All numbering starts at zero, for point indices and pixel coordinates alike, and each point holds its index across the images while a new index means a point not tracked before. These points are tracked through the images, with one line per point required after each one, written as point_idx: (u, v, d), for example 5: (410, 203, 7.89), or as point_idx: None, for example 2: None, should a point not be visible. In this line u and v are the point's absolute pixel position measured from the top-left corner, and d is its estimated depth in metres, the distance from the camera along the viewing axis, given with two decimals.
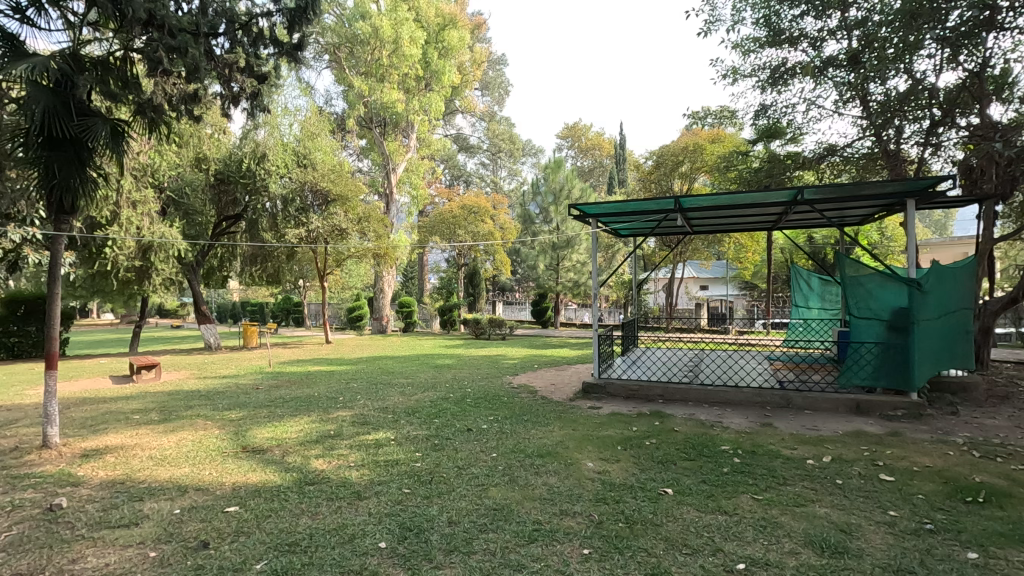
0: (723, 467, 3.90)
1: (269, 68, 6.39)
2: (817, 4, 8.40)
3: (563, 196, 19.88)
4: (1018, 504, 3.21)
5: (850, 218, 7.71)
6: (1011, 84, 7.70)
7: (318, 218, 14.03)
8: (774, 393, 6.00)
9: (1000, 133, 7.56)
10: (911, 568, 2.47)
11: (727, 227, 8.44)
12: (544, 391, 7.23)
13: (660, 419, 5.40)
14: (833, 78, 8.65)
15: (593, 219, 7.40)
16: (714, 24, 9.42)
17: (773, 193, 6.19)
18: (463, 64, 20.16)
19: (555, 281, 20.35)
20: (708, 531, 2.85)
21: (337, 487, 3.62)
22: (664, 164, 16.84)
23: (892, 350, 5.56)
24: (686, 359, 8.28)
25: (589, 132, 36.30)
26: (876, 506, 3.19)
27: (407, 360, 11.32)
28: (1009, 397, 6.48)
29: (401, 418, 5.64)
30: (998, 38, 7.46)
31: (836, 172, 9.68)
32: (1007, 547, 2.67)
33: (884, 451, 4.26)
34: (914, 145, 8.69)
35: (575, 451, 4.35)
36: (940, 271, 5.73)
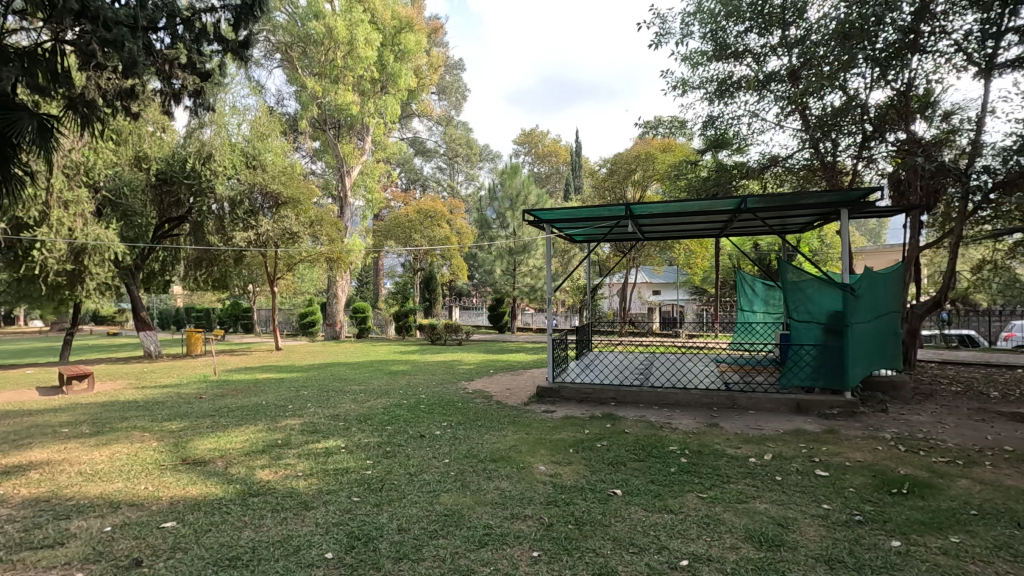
0: (670, 467, 4.01)
1: (215, 66, 6.22)
2: (760, 21, 8.82)
3: (520, 202, 19.99)
4: (938, 494, 3.44)
5: (791, 226, 8.06)
6: (934, 104, 8.26)
7: (269, 221, 13.76)
8: (720, 394, 6.20)
9: (924, 148, 8.12)
10: (842, 558, 2.60)
11: (677, 234, 8.67)
12: (499, 396, 7.24)
13: (612, 421, 5.50)
14: (775, 93, 9.07)
15: (548, 224, 7.45)
16: (665, 37, 9.75)
17: (719, 201, 6.40)
18: (419, 68, 20.01)
19: (512, 286, 20.40)
20: (655, 529, 2.92)
21: (282, 498, 3.50)
22: (617, 171, 17.27)
23: (829, 351, 5.87)
24: (638, 363, 8.45)
25: (546, 139, 36.77)
26: (812, 500, 3.35)
27: (361, 366, 11.12)
28: (933, 394, 6.93)
29: (352, 425, 5.53)
30: (922, 60, 8.02)
31: (779, 182, 10.12)
32: (926, 534, 2.86)
33: (819, 448, 4.48)
34: (849, 158, 9.19)
35: (528, 455, 4.38)
36: (873, 277, 6.08)
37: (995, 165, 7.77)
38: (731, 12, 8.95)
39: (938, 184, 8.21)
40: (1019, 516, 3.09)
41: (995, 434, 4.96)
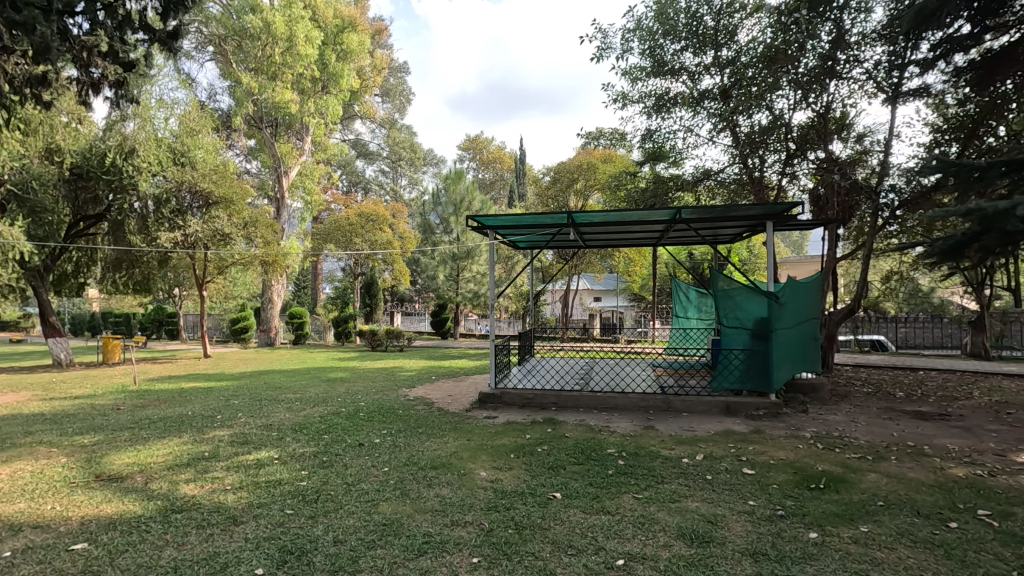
0: (608, 469, 4.10)
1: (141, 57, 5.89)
2: (695, 41, 9.27)
3: (464, 208, 19.96)
4: (850, 488, 3.70)
5: (723, 237, 8.47)
6: (848, 127, 8.95)
7: (198, 221, 13.00)
8: (656, 397, 6.41)
9: (840, 167, 8.77)
10: (764, 551, 2.75)
11: (616, 242, 8.92)
12: (441, 403, 7.17)
13: (553, 425, 5.58)
14: (708, 110, 9.54)
15: (491, 230, 7.47)
16: (606, 51, 10.06)
17: (656, 211, 6.64)
18: (362, 70, 19.64)
19: (455, 292, 20.31)
20: (593, 531, 2.99)
21: (209, 513, 3.32)
22: (560, 180, 17.60)
23: (756, 355, 6.21)
24: (578, 368, 8.61)
25: (490, 146, 37.00)
26: (739, 497, 3.53)
27: (296, 374, 10.71)
28: (847, 395, 7.47)
29: (286, 435, 5.32)
30: (839, 85, 8.67)
31: (711, 195, 10.63)
32: (840, 526, 3.07)
33: (747, 447, 4.72)
34: (775, 173, 9.78)
35: (469, 461, 4.37)
36: (795, 285, 6.49)
37: (901, 184, 8.50)
38: (668, 30, 9.33)
39: (852, 201, 8.89)
40: (920, 505, 3.38)
41: (901, 431, 5.41)
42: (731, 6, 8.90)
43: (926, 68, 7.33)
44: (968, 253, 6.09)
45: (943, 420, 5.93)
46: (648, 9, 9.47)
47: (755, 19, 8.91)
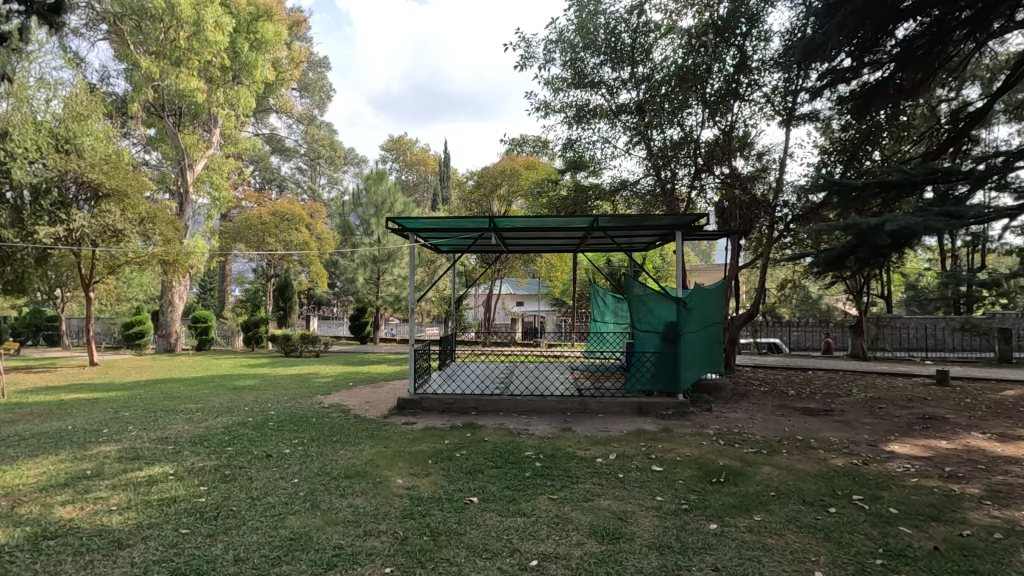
0: (525, 472, 4.16)
1: (27, 27, 5.48)
2: (613, 56, 9.68)
3: (385, 209, 19.52)
4: (746, 480, 3.99)
5: (637, 245, 8.86)
6: (750, 145, 9.68)
7: (85, 215, 11.80)
8: (573, 400, 6.56)
9: (741, 182, 9.47)
10: (670, 543, 2.89)
11: (537, 248, 9.06)
12: (357, 410, 6.93)
13: (472, 430, 5.57)
14: (624, 123, 9.96)
15: (412, 233, 7.34)
16: (529, 61, 10.25)
17: (574, 219, 6.82)
18: (278, 61, 18.74)
19: (375, 295, 19.80)
20: (508, 533, 3.01)
21: (90, 538, 3.00)
22: (484, 184, 17.74)
23: (665, 357, 6.54)
24: (499, 372, 8.64)
25: (414, 147, 36.55)
26: (648, 493, 3.69)
27: (198, 382, 9.94)
28: (746, 394, 8.04)
29: (184, 449, 4.93)
30: (742, 107, 9.36)
31: (628, 205, 11.11)
32: (737, 516, 3.29)
33: (656, 446, 4.96)
34: (685, 186, 10.38)
35: (385, 468, 4.26)
36: (702, 291, 6.91)
37: (793, 200, 9.37)
38: (588, 44, 9.65)
39: (753, 214, 9.63)
40: (805, 493, 3.70)
41: (791, 426, 5.90)
42: (647, 25, 9.38)
43: (814, 95, 8.09)
44: (847, 264, 6.77)
45: (827, 415, 6.53)
46: (570, 22, 9.75)
47: (668, 39, 9.45)
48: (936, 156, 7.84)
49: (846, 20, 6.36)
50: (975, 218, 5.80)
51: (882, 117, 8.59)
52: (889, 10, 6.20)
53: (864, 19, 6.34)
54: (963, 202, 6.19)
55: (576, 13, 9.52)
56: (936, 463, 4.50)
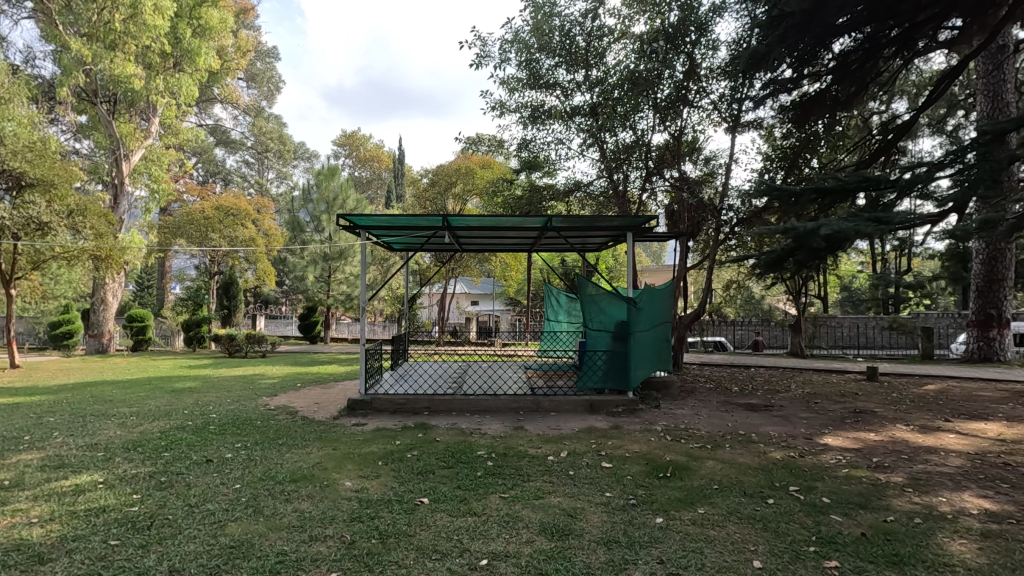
0: (477, 471, 4.15)
1: None
2: (568, 58, 9.79)
3: (336, 206, 19.07)
4: (690, 475, 4.12)
5: (590, 245, 8.99)
6: (698, 150, 9.99)
7: (6, 206, 10.84)
8: (526, 398, 6.60)
9: (689, 186, 9.77)
10: (617, 538, 2.95)
11: (492, 247, 9.05)
12: (305, 412, 6.73)
13: (424, 430, 5.51)
14: (578, 124, 10.09)
15: (363, 230, 7.18)
16: (485, 60, 10.24)
17: (528, 219, 6.84)
18: (224, 49, 17.99)
19: (326, 294, 19.31)
20: (458, 533, 2.99)
21: (4, 553, 2.79)
22: (438, 183, 17.62)
23: (616, 356, 6.68)
24: (452, 372, 8.59)
25: (368, 143, 35.93)
26: (598, 490, 3.75)
27: (133, 385, 9.41)
28: (693, 391, 8.31)
29: (115, 455, 4.65)
30: (691, 113, 9.64)
31: (581, 206, 11.26)
32: (681, 510, 3.39)
33: (606, 442, 5.05)
34: (636, 188, 10.60)
35: (333, 471, 4.16)
36: (651, 291, 7.08)
37: (738, 204, 9.76)
38: (543, 45, 9.72)
39: (701, 217, 9.94)
40: (746, 486, 3.85)
41: (734, 422, 6.13)
42: (600, 29, 9.54)
43: (757, 103, 8.41)
44: (786, 265, 7.10)
45: (767, 411, 6.83)
46: (525, 23, 9.79)
47: (621, 44, 9.64)
48: (868, 165, 8.32)
49: (786, 32, 6.66)
50: (902, 224, 6.20)
51: (819, 127, 9.04)
52: (825, 25, 6.52)
53: (804, 32, 6.64)
54: (890, 208, 6.59)
55: (531, 14, 9.58)
56: (865, 454, 4.78)
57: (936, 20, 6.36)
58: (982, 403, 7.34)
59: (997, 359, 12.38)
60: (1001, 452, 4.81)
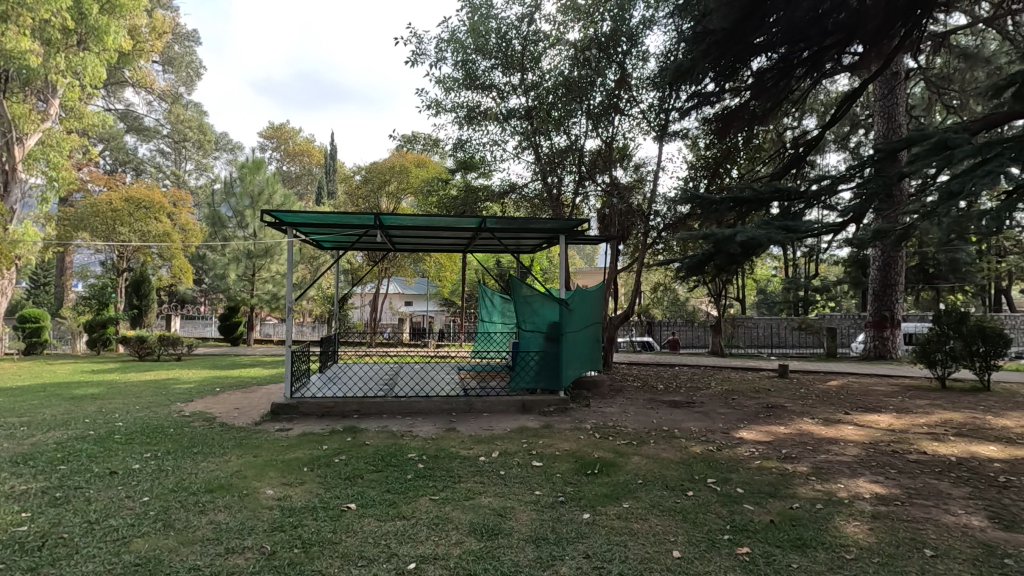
0: (407, 474, 4.09)
1: None
2: (504, 61, 9.84)
3: (262, 201, 18.18)
4: (617, 471, 4.26)
5: (524, 247, 9.09)
6: (628, 157, 10.34)
7: None
8: (459, 399, 6.58)
9: (620, 191, 10.11)
10: (545, 536, 3.01)
11: (425, 246, 8.94)
12: (224, 418, 6.36)
13: (353, 434, 5.37)
14: (514, 127, 10.17)
15: (290, 227, 6.87)
16: (421, 57, 10.10)
17: (462, 219, 6.81)
18: (136, 29, 16.69)
19: (249, 293, 18.38)
20: (386, 538, 2.94)
21: None
22: (372, 180, 17.27)
23: (548, 356, 6.82)
24: (383, 374, 8.41)
25: (297, 137, 34.62)
26: (528, 488, 3.81)
27: (23, 392, 8.53)
28: (621, 390, 8.58)
29: (0, 470, 4.19)
30: (622, 120, 9.96)
31: (516, 208, 11.36)
32: (607, 505, 3.50)
33: (537, 442, 5.13)
34: (570, 192, 10.80)
35: (253, 479, 3.96)
36: (582, 293, 7.27)
37: (664, 210, 10.17)
38: (480, 46, 9.73)
39: (630, 221, 10.28)
40: (668, 480, 4.03)
41: (658, 418, 6.41)
42: (536, 34, 9.68)
43: (684, 114, 8.81)
44: (708, 269, 7.49)
45: (689, 407, 7.17)
46: (462, 23, 9.74)
47: (556, 50, 9.83)
48: (781, 176, 8.93)
49: (709, 49, 7.02)
50: (807, 233, 6.72)
51: (739, 140, 9.59)
52: (744, 43, 6.93)
53: (725, 50, 7.02)
54: (799, 218, 7.12)
55: (468, 14, 9.57)
56: (775, 446, 5.13)
57: (840, 44, 6.92)
58: (876, 396, 8.07)
59: (890, 356, 13.63)
60: (890, 441, 5.32)
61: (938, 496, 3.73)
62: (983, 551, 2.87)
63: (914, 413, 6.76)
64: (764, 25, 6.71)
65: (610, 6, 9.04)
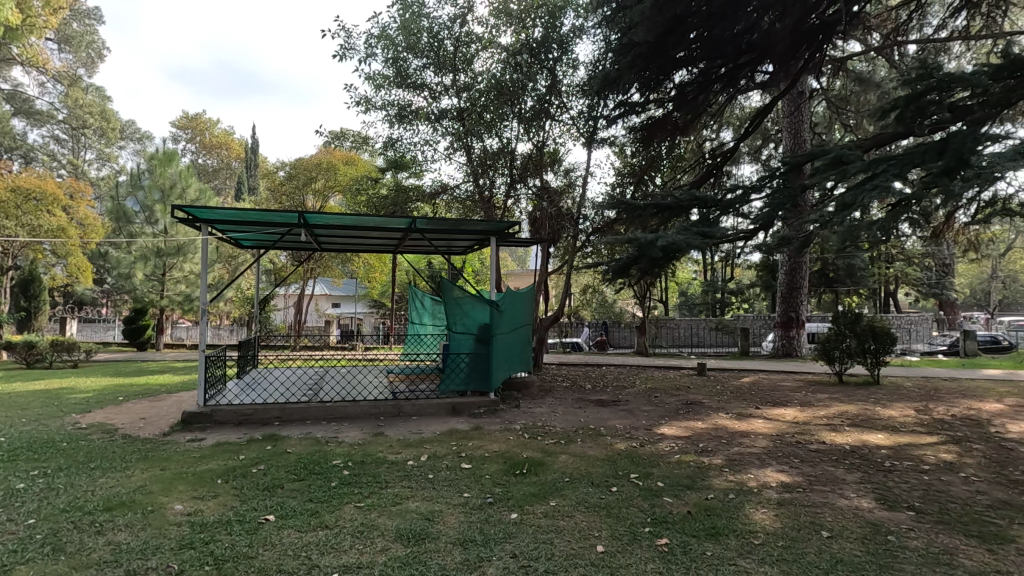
0: (331, 481, 3.95)
1: None
2: (435, 61, 9.77)
3: (174, 195, 16.99)
4: (544, 470, 4.33)
5: (455, 249, 9.05)
6: (558, 161, 10.56)
7: None
8: (387, 403, 6.44)
9: (550, 195, 10.30)
10: (473, 537, 3.00)
11: (353, 246, 8.68)
12: (127, 429, 5.87)
13: (274, 442, 5.12)
14: (445, 128, 10.11)
15: (204, 224, 6.43)
16: (349, 52, 9.80)
17: (392, 219, 6.65)
18: (27, 2, 15.07)
19: (159, 294, 17.14)
20: (307, 549, 2.83)
21: None
22: (297, 177, 16.60)
23: (479, 358, 6.82)
24: (308, 378, 8.08)
25: (215, 128, 32.57)
26: (456, 491, 3.79)
27: None
28: (550, 390, 8.73)
29: None
30: (553, 125, 10.14)
31: (448, 208, 11.28)
32: (535, 504, 3.55)
33: (466, 444, 5.12)
34: (501, 194, 10.85)
35: (160, 494, 3.68)
36: (513, 295, 7.32)
37: (592, 214, 10.46)
38: (411, 45, 9.59)
39: (560, 224, 10.49)
40: (594, 477, 4.15)
41: (585, 417, 6.58)
42: (468, 36, 9.69)
43: (611, 122, 9.10)
44: (633, 273, 7.78)
45: (615, 406, 7.42)
46: (393, 20, 9.55)
47: (488, 53, 9.88)
48: (700, 185, 9.43)
49: (634, 60, 7.32)
50: (722, 238, 7.15)
51: (662, 149, 10.03)
52: (666, 57, 7.27)
53: (649, 62, 7.34)
54: (715, 224, 7.55)
55: (399, 11, 9.40)
56: (692, 440, 5.41)
57: (752, 63, 7.40)
58: (783, 391, 8.71)
59: (795, 354, 14.74)
60: (795, 433, 5.75)
61: (835, 482, 4.08)
62: (870, 529, 3.17)
63: (815, 406, 7.35)
64: (685, 41, 7.06)
65: (541, 13, 9.22)
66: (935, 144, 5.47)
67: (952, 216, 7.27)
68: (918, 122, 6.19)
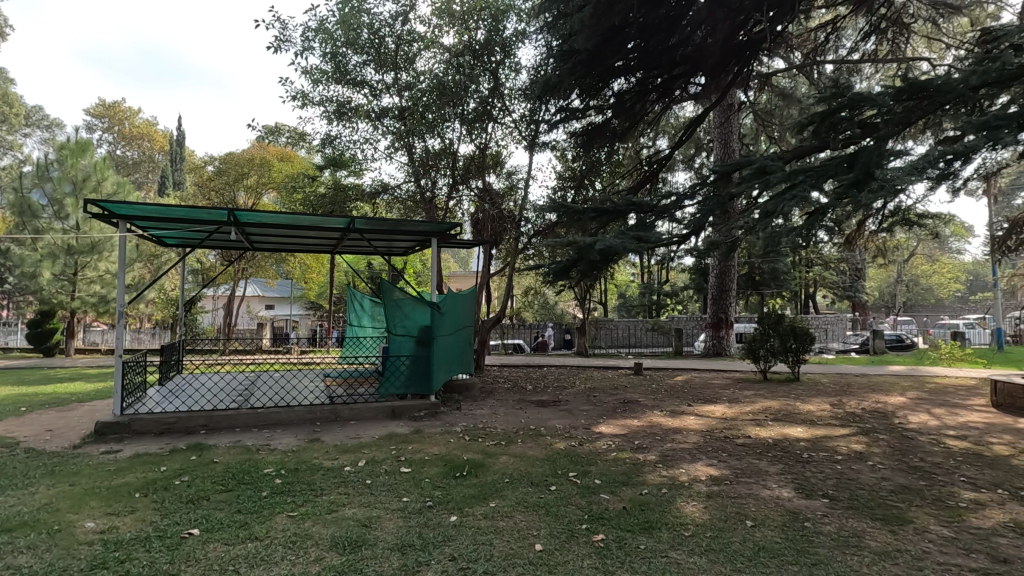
0: (262, 491, 3.79)
1: None
2: (376, 58, 9.59)
3: (87, 188, 15.74)
4: (484, 471, 4.33)
5: (395, 249, 8.90)
6: (501, 164, 10.61)
7: None
8: (324, 408, 6.24)
9: (492, 197, 10.33)
10: (411, 542, 2.97)
11: (288, 245, 8.37)
12: (31, 442, 5.39)
13: (199, 451, 4.85)
14: (386, 126, 9.95)
15: (121, 220, 5.99)
16: (285, 44, 9.46)
17: (329, 218, 6.45)
18: None
19: (70, 295, 15.90)
20: (234, 563, 2.70)
21: None
22: (226, 172, 15.82)
23: (419, 360, 6.74)
24: (237, 384, 7.70)
25: (136, 117, 30.42)
26: (394, 495, 3.73)
27: None
28: (491, 391, 8.75)
29: None
30: (495, 127, 10.18)
31: (388, 208, 11.08)
32: (474, 505, 3.55)
33: (406, 447, 5.05)
34: (444, 195, 10.77)
35: (69, 512, 3.40)
36: (453, 297, 7.30)
37: (533, 217, 10.57)
38: (351, 40, 9.35)
39: (502, 226, 10.55)
40: (533, 476, 4.20)
41: (526, 418, 6.64)
42: (410, 35, 9.56)
43: (552, 127, 9.24)
44: (573, 275, 7.93)
45: (555, 406, 7.53)
46: (331, 13, 9.29)
47: (431, 52, 9.80)
48: (637, 190, 9.74)
49: (574, 67, 7.48)
50: (657, 242, 7.43)
51: (602, 155, 10.28)
52: (605, 65, 7.48)
53: (588, 69, 7.53)
54: (651, 228, 7.83)
55: (339, 6, 9.16)
56: (629, 438, 5.58)
57: (686, 75, 7.73)
58: (713, 389, 9.13)
59: (725, 353, 15.48)
60: (724, 428, 6.05)
61: (759, 474, 4.32)
62: (789, 517, 3.39)
63: (742, 403, 7.75)
64: (623, 51, 7.29)
65: (484, 16, 9.23)
66: (847, 158, 5.92)
67: (862, 224, 7.85)
68: (833, 137, 6.67)
